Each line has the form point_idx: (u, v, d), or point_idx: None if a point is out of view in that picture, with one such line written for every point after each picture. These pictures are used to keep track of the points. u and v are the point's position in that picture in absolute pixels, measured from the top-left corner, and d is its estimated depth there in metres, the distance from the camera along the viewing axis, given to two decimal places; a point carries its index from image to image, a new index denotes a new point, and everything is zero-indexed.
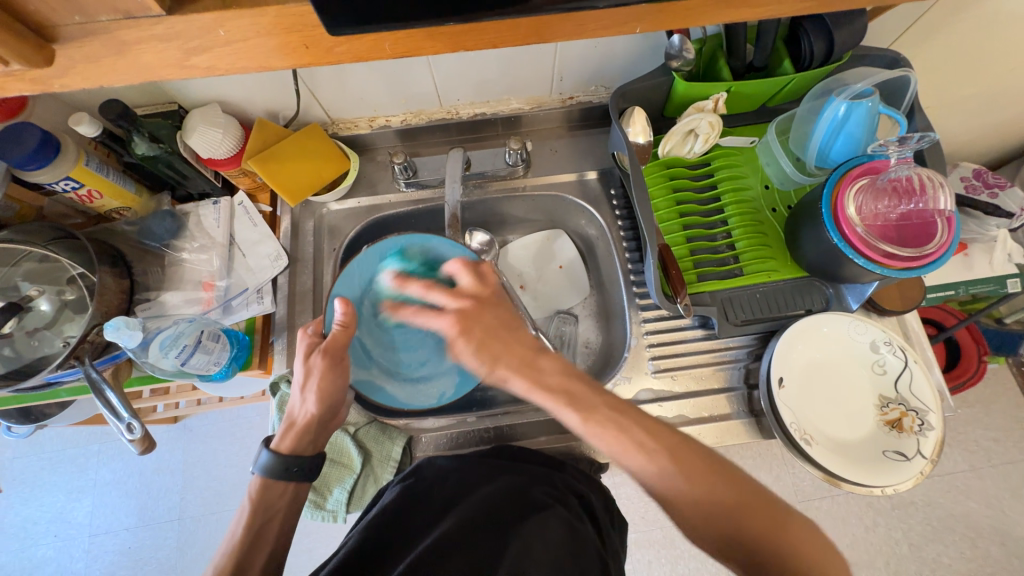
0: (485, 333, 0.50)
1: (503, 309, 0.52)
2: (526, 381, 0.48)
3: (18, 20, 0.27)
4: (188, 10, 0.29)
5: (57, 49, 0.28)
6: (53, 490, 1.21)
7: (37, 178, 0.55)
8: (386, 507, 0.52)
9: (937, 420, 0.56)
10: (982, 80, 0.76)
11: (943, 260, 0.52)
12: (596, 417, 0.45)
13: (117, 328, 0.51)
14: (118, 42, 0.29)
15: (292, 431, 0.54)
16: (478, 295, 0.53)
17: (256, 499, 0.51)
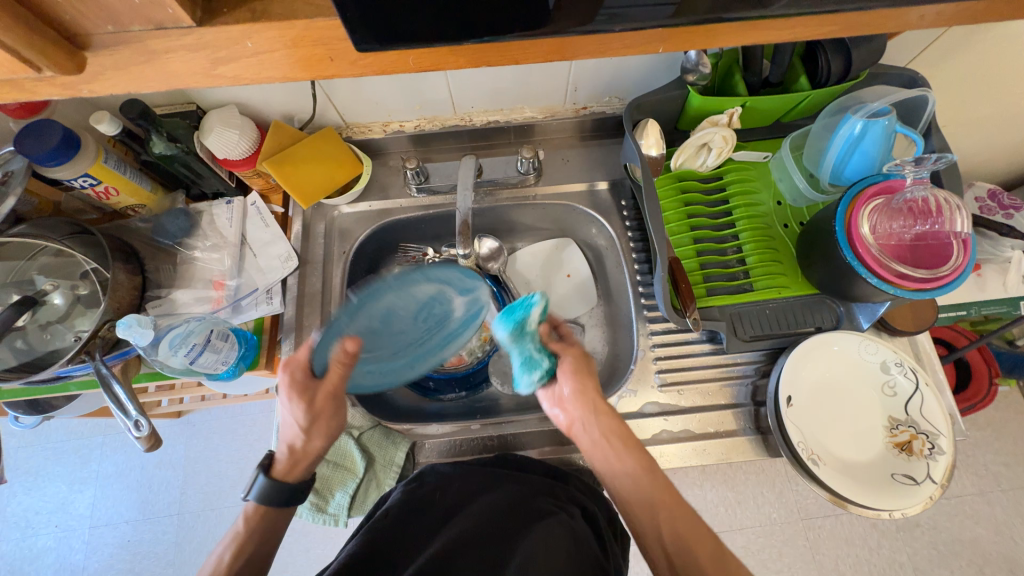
0: (584, 387, 0.57)
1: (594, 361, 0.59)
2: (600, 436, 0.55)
3: (51, 28, 0.27)
4: (215, 21, 0.29)
5: (88, 57, 0.29)
6: (56, 480, 1.22)
7: (57, 175, 0.56)
8: (389, 510, 0.52)
9: (949, 444, 0.55)
10: (999, 101, 0.75)
11: (958, 282, 0.52)
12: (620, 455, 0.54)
13: (129, 326, 0.51)
14: (146, 50, 0.29)
15: (294, 460, 0.54)
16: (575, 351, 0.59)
17: (249, 523, 0.52)
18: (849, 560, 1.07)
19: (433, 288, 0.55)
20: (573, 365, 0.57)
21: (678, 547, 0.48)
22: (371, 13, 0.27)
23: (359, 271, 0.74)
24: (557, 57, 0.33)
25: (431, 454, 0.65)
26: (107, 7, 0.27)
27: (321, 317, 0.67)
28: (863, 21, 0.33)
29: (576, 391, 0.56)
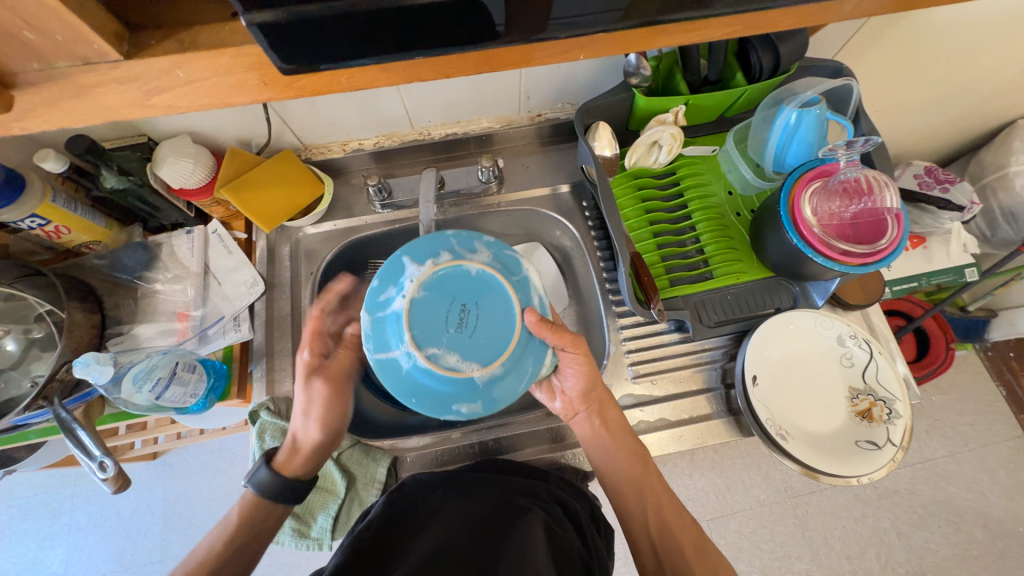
0: (586, 389, 0.59)
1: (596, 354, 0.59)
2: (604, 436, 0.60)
3: None
4: (146, 55, 0.29)
5: (16, 95, 0.29)
6: (24, 539, 1.15)
7: (1, 216, 0.54)
8: (371, 521, 0.51)
9: (904, 408, 0.59)
10: (922, 84, 0.81)
11: (896, 254, 0.55)
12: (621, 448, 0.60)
13: (86, 364, 0.49)
14: (77, 86, 0.29)
15: (297, 456, 0.56)
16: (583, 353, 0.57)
17: (243, 514, 0.53)
18: (837, 532, 1.10)
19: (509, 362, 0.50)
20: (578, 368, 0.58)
21: (661, 533, 0.57)
22: (298, 38, 0.28)
23: (329, 291, 0.73)
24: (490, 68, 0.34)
25: (412, 467, 0.64)
26: (32, 46, 0.27)
27: (291, 341, 0.66)
28: (771, 21, 0.35)
29: (578, 392, 0.59)
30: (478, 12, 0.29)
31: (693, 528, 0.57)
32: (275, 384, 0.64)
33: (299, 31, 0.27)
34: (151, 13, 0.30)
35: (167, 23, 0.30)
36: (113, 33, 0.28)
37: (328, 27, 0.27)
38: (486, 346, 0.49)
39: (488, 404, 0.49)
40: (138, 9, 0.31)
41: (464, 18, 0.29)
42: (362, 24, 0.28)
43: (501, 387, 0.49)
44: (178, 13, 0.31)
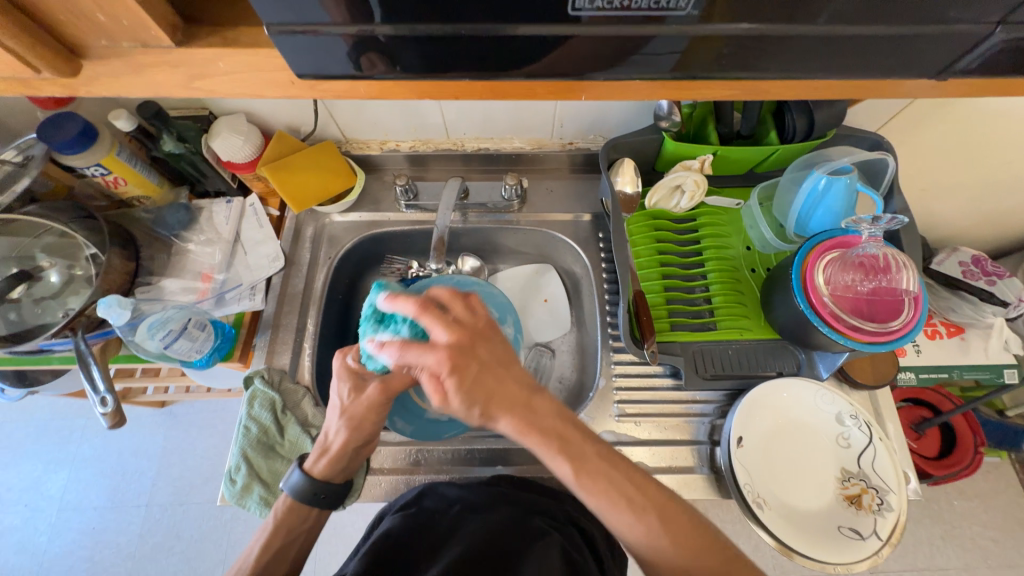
0: (474, 391, 0.43)
1: (483, 347, 0.45)
2: (517, 420, 0.44)
3: (56, 40, 0.32)
4: (195, 44, 0.33)
5: (85, 65, 0.33)
6: (33, 458, 1.23)
7: (72, 161, 0.60)
8: (391, 531, 0.52)
9: (897, 501, 0.55)
10: (973, 169, 0.78)
11: (908, 337, 0.53)
12: (590, 472, 0.44)
13: (109, 305, 0.54)
14: (135, 64, 0.33)
15: (326, 456, 0.52)
16: (477, 327, 0.46)
17: (280, 518, 0.51)
18: None
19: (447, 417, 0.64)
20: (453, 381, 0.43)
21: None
22: (325, 48, 0.30)
23: (343, 277, 0.77)
24: (505, 95, 0.36)
25: (385, 462, 0.65)
26: (101, 26, 0.31)
27: (298, 317, 0.70)
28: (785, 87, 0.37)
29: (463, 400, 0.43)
30: (501, 49, 0.31)
31: (644, 519, 0.43)
32: (274, 356, 0.67)
33: (376, 48, 0.30)
34: (208, 11, 0.35)
35: (220, 21, 0.34)
36: (170, 23, 0.32)
37: (398, 41, 0.30)
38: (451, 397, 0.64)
39: (419, 431, 0.63)
40: (198, 5, 0.35)
41: (482, 52, 0.31)
42: (430, 48, 0.30)
43: (435, 426, 0.64)
44: (231, 12, 0.35)
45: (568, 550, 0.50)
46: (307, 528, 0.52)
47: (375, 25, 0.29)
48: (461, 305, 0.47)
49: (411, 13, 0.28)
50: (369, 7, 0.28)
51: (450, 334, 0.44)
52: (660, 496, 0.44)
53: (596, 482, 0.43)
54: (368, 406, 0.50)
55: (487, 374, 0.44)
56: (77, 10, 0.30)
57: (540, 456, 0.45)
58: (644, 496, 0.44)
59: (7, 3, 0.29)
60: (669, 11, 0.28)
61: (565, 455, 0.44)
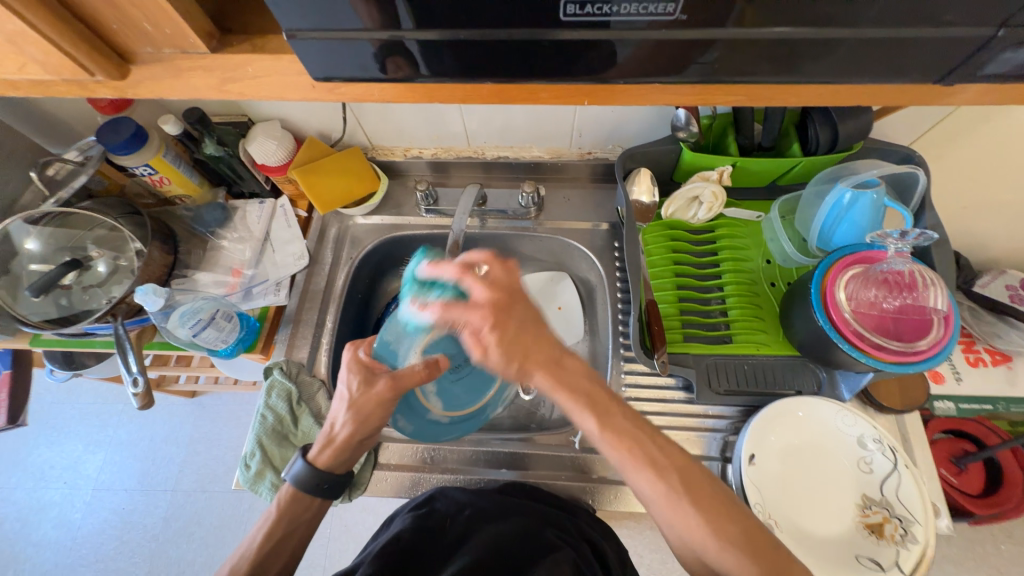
0: (512, 339, 0.44)
1: (523, 307, 0.46)
2: (550, 377, 0.44)
3: (109, 47, 0.35)
4: (227, 51, 0.36)
5: (132, 69, 0.37)
6: (75, 439, 1.31)
7: (124, 162, 0.66)
8: (401, 534, 0.53)
9: (923, 534, 0.52)
10: (1018, 186, 0.74)
11: (938, 359, 0.51)
12: (614, 427, 0.43)
13: (146, 292, 0.58)
14: (175, 68, 0.36)
15: (330, 447, 0.53)
16: (511, 287, 0.46)
17: (283, 508, 0.53)
18: None
19: (445, 422, 0.62)
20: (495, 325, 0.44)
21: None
22: (338, 54, 0.32)
23: (363, 277, 0.80)
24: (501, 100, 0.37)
25: (393, 459, 0.66)
26: (146, 34, 0.34)
27: (319, 313, 0.73)
28: (819, 94, 0.35)
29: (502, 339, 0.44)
30: (505, 56, 0.32)
31: (665, 479, 0.42)
32: (294, 350, 0.70)
33: (396, 54, 0.32)
34: (241, 21, 0.37)
35: (251, 30, 0.37)
36: (206, 32, 0.35)
37: (427, 48, 0.31)
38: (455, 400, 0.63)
39: (420, 432, 0.60)
40: (233, 16, 0.38)
41: (485, 58, 0.32)
42: (466, 53, 0.32)
43: (436, 429, 0.61)
44: (261, 22, 0.38)
45: (579, 564, 0.50)
46: (309, 517, 0.54)
47: (407, 32, 0.30)
48: (499, 267, 0.47)
49: (446, 20, 0.29)
50: (379, 16, 0.29)
51: (485, 292, 0.45)
52: (682, 459, 0.43)
53: (620, 440, 0.43)
54: (377, 402, 0.52)
55: (523, 334, 0.45)
56: (127, 20, 0.33)
57: (570, 414, 0.45)
58: (666, 457, 0.43)
59: (69, 14, 0.32)
60: (655, 15, 0.28)
61: (593, 411, 0.44)
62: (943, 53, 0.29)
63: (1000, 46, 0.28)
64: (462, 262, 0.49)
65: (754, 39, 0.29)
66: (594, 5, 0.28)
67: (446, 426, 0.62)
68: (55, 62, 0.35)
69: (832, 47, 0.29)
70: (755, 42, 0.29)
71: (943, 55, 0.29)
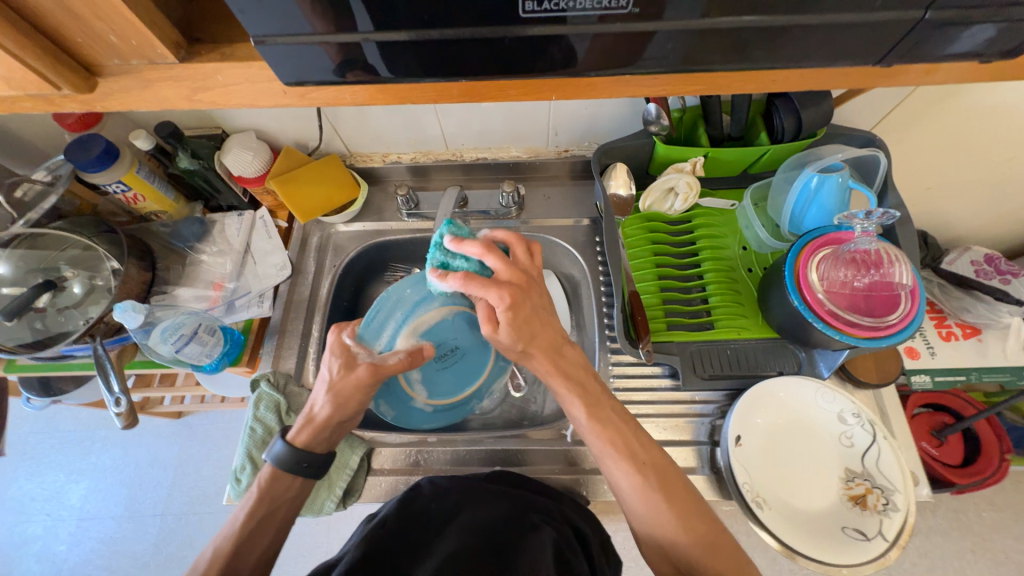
0: (529, 317, 0.46)
1: (540, 291, 0.49)
2: (549, 362, 0.48)
3: (75, 60, 0.35)
4: (194, 60, 0.36)
5: (99, 81, 0.36)
6: (56, 468, 1.27)
7: (95, 179, 0.64)
8: (385, 520, 0.53)
9: (904, 502, 0.54)
10: (976, 165, 0.77)
11: (906, 332, 0.53)
12: (603, 416, 0.47)
13: (124, 310, 0.57)
14: (143, 80, 0.36)
15: (309, 426, 0.55)
16: (527, 273, 0.49)
17: (265, 487, 0.53)
18: None
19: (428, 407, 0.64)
20: (525, 306, 0.46)
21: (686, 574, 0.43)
22: (306, 60, 0.32)
23: (347, 285, 0.79)
24: (470, 99, 0.38)
25: (387, 464, 0.66)
26: (113, 46, 0.34)
27: (304, 323, 0.73)
28: (782, 79, 0.36)
29: (518, 314, 0.45)
30: (469, 55, 0.32)
31: (643, 472, 0.45)
32: (280, 361, 0.70)
33: (354, 56, 0.32)
34: (209, 30, 0.37)
35: (218, 38, 0.37)
36: (174, 42, 0.35)
37: (386, 49, 0.32)
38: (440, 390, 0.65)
39: (400, 417, 0.63)
40: (200, 25, 0.37)
41: (453, 58, 0.32)
42: (428, 51, 0.32)
43: (420, 416, 0.64)
44: (227, 29, 0.37)
45: (562, 547, 0.50)
46: (291, 496, 0.54)
47: (365, 34, 0.31)
48: (522, 250, 0.50)
49: (408, 20, 0.30)
50: (343, 19, 0.30)
51: (507, 271, 0.46)
52: (658, 457, 0.47)
53: (607, 431, 0.47)
54: (355, 386, 0.53)
55: (535, 319, 0.46)
56: (90, 32, 0.33)
57: (560, 399, 0.49)
58: (646, 455, 0.46)
59: (32, 29, 0.32)
60: (611, 10, 0.29)
61: (583, 399, 0.48)
62: (889, 36, 0.30)
63: (935, 31, 0.30)
64: (489, 242, 0.47)
65: (711, 30, 0.30)
66: (551, 2, 0.29)
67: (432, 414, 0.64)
68: (20, 77, 0.34)
69: (785, 34, 0.31)
70: (712, 33, 0.31)
71: (888, 39, 0.31)
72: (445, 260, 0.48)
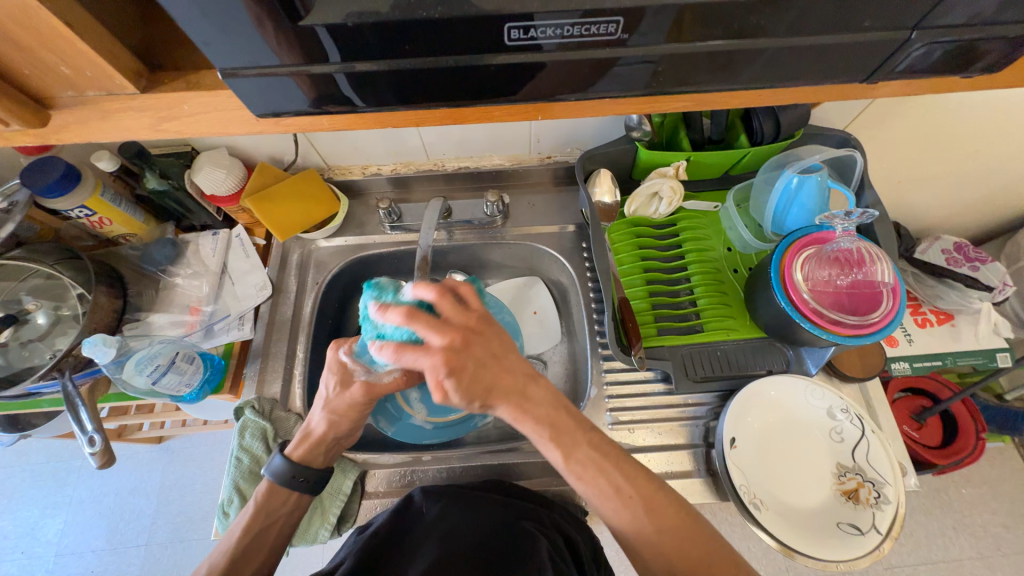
0: (468, 366, 0.43)
1: (489, 338, 0.45)
2: (513, 409, 0.45)
3: (25, 92, 0.33)
4: (158, 89, 0.34)
5: (53, 114, 0.34)
6: (28, 504, 1.21)
7: (56, 205, 0.61)
8: (377, 530, 0.53)
9: (894, 494, 0.55)
10: (945, 159, 0.80)
11: (889, 329, 0.54)
12: (578, 457, 0.45)
13: (94, 344, 0.54)
14: (103, 111, 0.34)
15: (307, 441, 0.54)
16: (466, 325, 0.45)
17: (261, 502, 0.51)
18: None
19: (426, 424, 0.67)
20: (479, 354, 0.44)
21: None
22: (280, 88, 0.31)
23: (331, 302, 0.77)
24: (453, 120, 0.37)
25: (381, 485, 0.64)
26: (66, 78, 0.32)
27: (288, 344, 0.70)
28: (766, 93, 0.36)
29: (461, 371, 0.42)
30: (454, 81, 0.31)
31: (630, 507, 0.44)
32: (265, 385, 0.67)
33: (325, 87, 0.31)
34: (172, 56, 0.35)
35: (183, 65, 0.35)
36: (135, 72, 0.33)
37: (357, 79, 0.31)
38: (439, 409, 0.69)
39: (400, 433, 0.66)
40: (163, 51, 0.35)
41: (436, 85, 0.31)
42: (409, 79, 0.31)
43: (419, 433, 0.67)
44: (191, 54, 0.35)
45: (554, 556, 0.50)
46: (288, 510, 0.53)
47: (334, 65, 0.29)
48: (447, 301, 0.45)
49: (380, 50, 0.29)
50: (317, 48, 0.28)
51: (442, 332, 0.42)
52: (648, 488, 0.45)
53: (585, 470, 0.45)
54: (349, 405, 0.53)
55: (484, 370, 0.43)
56: (41, 63, 0.31)
57: (533, 442, 0.46)
58: (632, 486, 0.45)
59: None
60: (602, 35, 0.29)
61: (556, 441, 0.45)
62: (872, 55, 0.31)
63: (920, 50, 0.30)
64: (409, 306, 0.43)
65: (697, 52, 0.30)
66: (539, 30, 0.28)
67: (434, 433, 0.67)
68: None
69: (769, 55, 0.30)
70: (698, 55, 0.30)
71: (871, 57, 0.31)
72: (380, 329, 0.47)
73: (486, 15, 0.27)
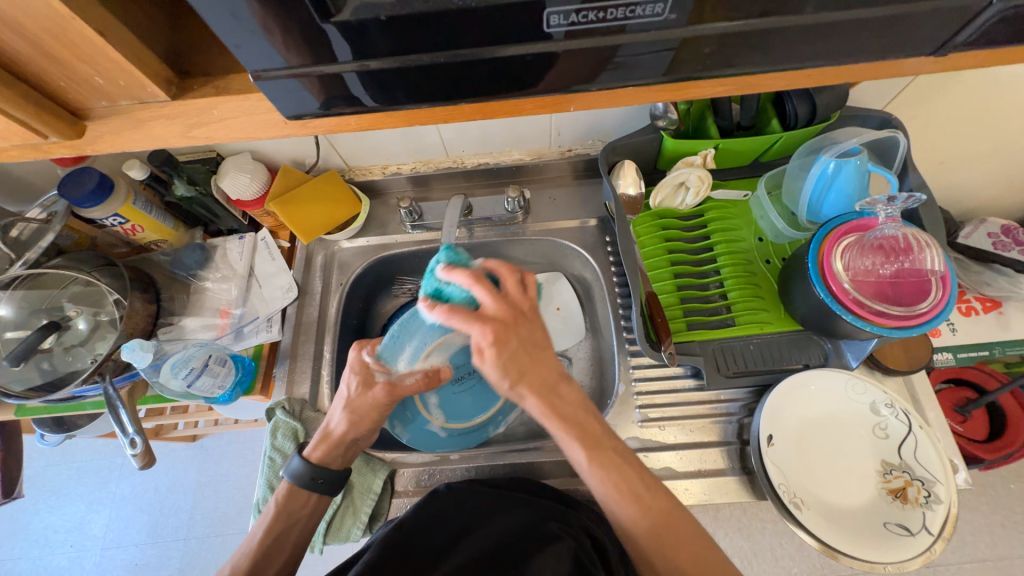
0: (508, 345, 0.44)
1: (536, 329, 0.47)
2: (543, 401, 0.45)
3: (61, 105, 0.33)
4: (188, 96, 0.34)
5: (87, 125, 0.35)
6: (75, 499, 1.27)
7: (92, 214, 0.63)
8: (403, 521, 0.52)
9: (946, 493, 0.52)
10: (994, 136, 0.75)
11: (939, 320, 0.51)
12: (603, 461, 0.44)
13: (133, 349, 0.56)
14: (135, 119, 0.34)
15: (325, 442, 0.54)
16: (520, 307, 0.47)
17: (281, 503, 0.52)
18: None
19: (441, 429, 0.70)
20: (528, 337, 0.46)
21: None
22: (307, 90, 0.31)
23: (355, 302, 0.78)
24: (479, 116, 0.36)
25: (409, 483, 0.64)
26: (100, 88, 0.32)
27: (315, 346, 0.71)
28: (810, 74, 0.34)
29: (499, 346, 0.44)
30: (484, 72, 0.30)
31: (647, 517, 0.43)
32: (294, 386, 0.69)
33: (336, 87, 0.30)
34: (200, 62, 0.35)
35: (210, 71, 0.35)
36: (165, 79, 0.33)
37: (371, 78, 0.30)
38: (455, 414, 0.71)
39: (415, 438, 0.68)
40: (190, 57, 0.35)
41: (466, 78, 0.30)
42: (436, 74, 0.30)
43: (433, 439, 0.69)
44: (216, 59, 0.35)
45: (580, 557, 0.48)
46: (308, 512, 0.54)
47: (345, 64, 0.29)
48: (513, 281, 0.48)
49: (411, 43, 0.28)
50: (347, 46, 0.28)
51: (494, 308, 0.45)
52: (665, 502, 0.44)
53: (608, 474, 0.44)
54: (372, 405, 0.54)
55: (525, 354, 0.45)
56: (76, 75, 0.31)
57: (558, 440, 0.46)
58: (651, 498, 0.44)
59: (15, 78, 0.31)
60: (647, 17, 0.27)
61: (584, 441, 0.45)
62: (936, 24, 0.28)
63: (998, 17, 0.28)
64: (478, 272, 0.47)
65: (743, 31, 0.28)
66: (580, 14, 0.27)
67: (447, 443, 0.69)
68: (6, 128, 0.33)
69: (820, 30, 0.28)
70: (742, 34, 0.29)
71: (936, 27, 0.29)
72: (439, 287, 0.50)
73: (528, 1, 0.26)
